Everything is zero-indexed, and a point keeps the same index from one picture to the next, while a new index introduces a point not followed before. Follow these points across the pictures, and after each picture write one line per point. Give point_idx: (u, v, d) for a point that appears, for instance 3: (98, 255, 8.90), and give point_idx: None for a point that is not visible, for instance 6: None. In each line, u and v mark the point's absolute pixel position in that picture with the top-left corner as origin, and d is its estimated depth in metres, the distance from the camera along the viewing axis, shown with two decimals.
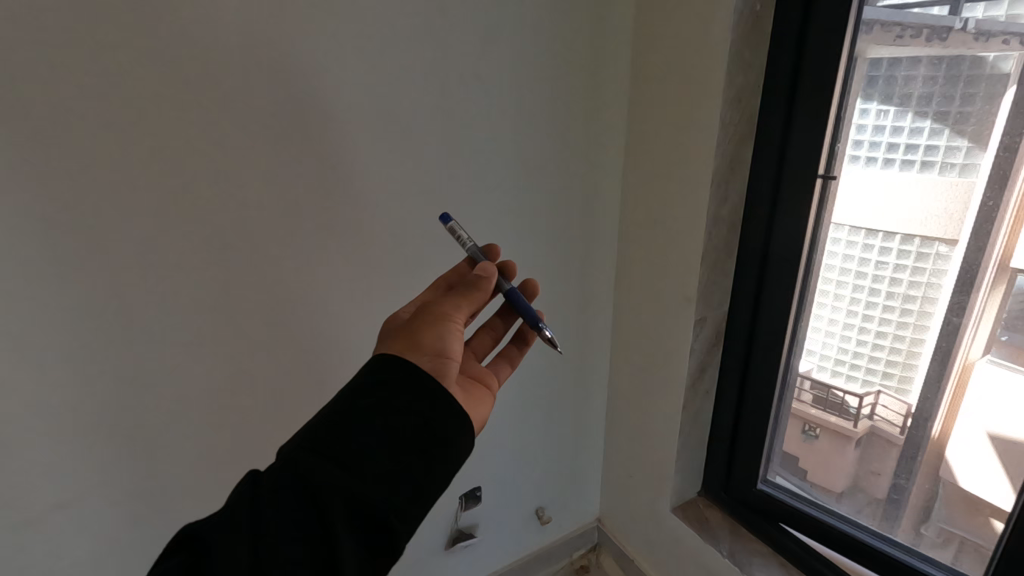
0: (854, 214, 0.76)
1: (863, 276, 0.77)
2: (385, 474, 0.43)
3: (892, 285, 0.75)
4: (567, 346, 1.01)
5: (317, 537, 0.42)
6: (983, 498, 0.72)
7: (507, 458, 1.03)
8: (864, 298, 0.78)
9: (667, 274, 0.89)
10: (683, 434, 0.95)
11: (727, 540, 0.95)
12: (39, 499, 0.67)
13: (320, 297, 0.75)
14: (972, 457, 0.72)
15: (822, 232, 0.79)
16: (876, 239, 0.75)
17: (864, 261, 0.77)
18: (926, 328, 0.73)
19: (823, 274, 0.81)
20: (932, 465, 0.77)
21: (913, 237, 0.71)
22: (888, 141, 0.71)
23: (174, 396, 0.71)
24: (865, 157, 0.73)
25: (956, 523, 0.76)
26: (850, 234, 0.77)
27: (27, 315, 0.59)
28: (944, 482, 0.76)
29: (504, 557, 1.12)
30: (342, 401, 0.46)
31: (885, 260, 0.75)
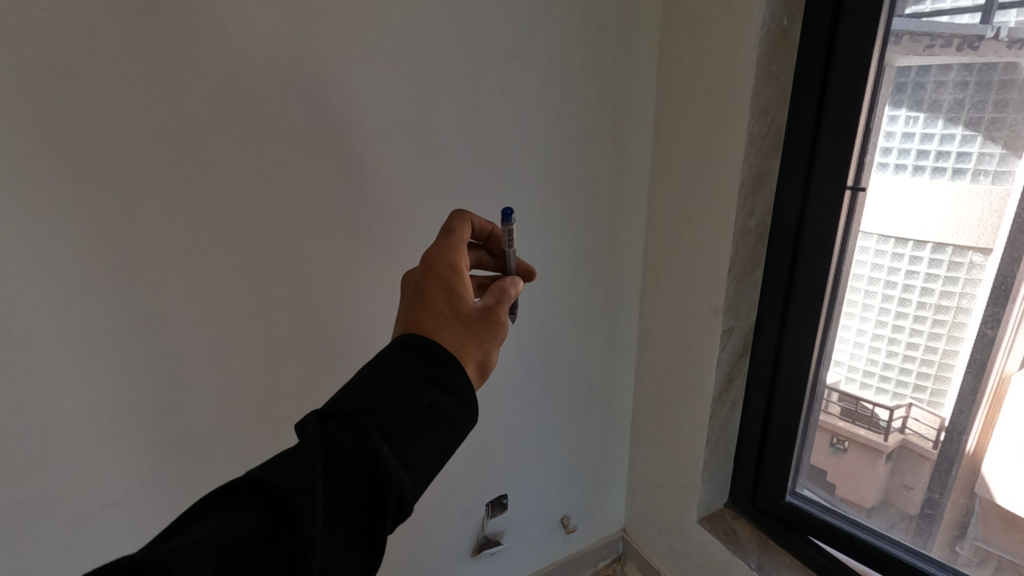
0: (882, 224, 0.76)
1: (893, 285, 0.77)
2: (426, 472, 0.45)
3: (923, 295, 0.74)
4: (593, 355, 1.01)
5: (366, 519, 0.43)
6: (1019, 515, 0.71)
7: (533, 466, 1.03)
8: (894, 308, 0.77)
9: (693, 285, 0.89)
10: (710, 445, 0.95)
11: (755, 552, 0.93)
12: (83, 497, 0.69)
13: (352, 305, 0.78)
14: (1009, 471, 0.71)
15: (850, 242, 0.79)
16: (906, 248, 0.74)
17: (894, 270, 0.76)
18: (959, 340, 0.72)
19: (851, 283, 0.81)
20: (967, 479, 0.76)
21: (944, 247, 0.71)
22: (917, 148, 0.71)
23: (211, 400, 0.73)
24: (894, 164, 0.73)
25: (992, 541, 0.75)
26: (879, 242, 0.77)
27: (75, 325, 0.62)
28: (980, 497, 0.75)
29: (528, 566, 1.12)
30: (404, 392, 0.45)
31: (916, 270, 0.74)
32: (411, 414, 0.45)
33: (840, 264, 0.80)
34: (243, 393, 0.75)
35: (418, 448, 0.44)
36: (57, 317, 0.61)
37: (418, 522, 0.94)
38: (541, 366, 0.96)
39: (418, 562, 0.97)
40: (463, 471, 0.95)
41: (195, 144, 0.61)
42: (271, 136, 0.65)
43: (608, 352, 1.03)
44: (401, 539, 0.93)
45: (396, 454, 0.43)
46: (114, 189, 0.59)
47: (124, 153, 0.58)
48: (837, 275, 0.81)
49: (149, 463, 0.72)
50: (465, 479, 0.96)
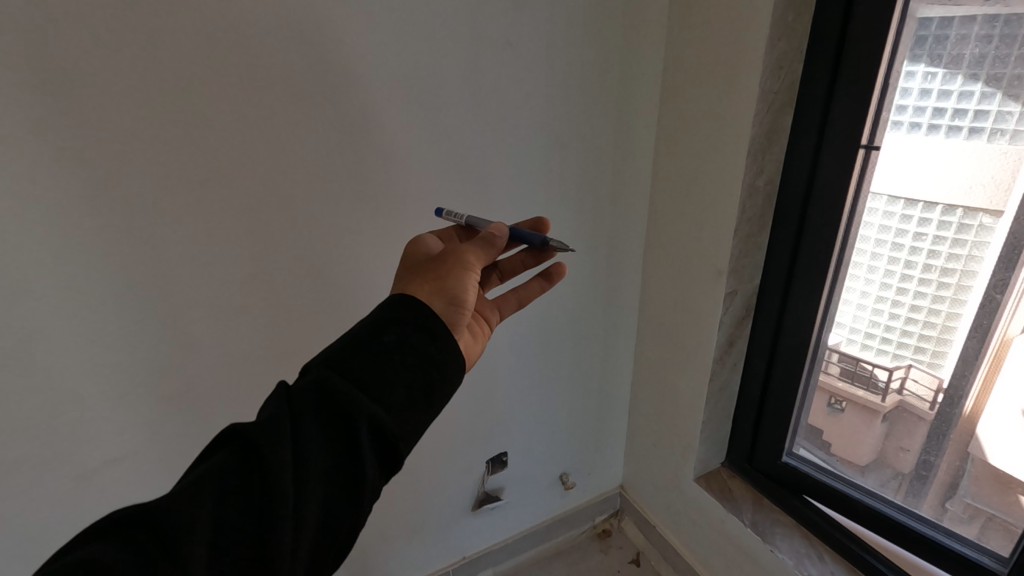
0: (892, 184, 0.74)
1: (900, 248, 0.75)
2: (402, 404, 0.45)
3: (930, 258, 0.73)
4: (593, 316, 1.01)
5: (344, 457, 0.43)
6: (1011, 474, 0.70)
7: (533, 424, 1.05)
8: (899, 270, 0.76)
9: (697, 246, 0.87)
10: (708, 407, 0.95)
11: (750, 510, 0.95)
12: (89, 451, 0.70)
13: (351, 265, 0.77)
14: (1004, 432, 0.70)
15: (860, 203, 0.77)
16: (916, 210, 0.73)
17: (902, 232, 0.75)
18: (963, 303, 0.71)
19: (858, 245, 0.80)
20: (962, 441, 0.75)
21: (955, 208, 0.69)
22: (934, 106, 0.68)
23: (211, 359, 0.73)
24: (908, 123, 0.71)
25: (980, 499, 0.74)
26: (887, 204, 0.75)
27: (69, 285, 0.61)
28: (973, 457, 0.75)
29: (527, 520, 1.15)
30: (362, 333, 0.48)
31: (924, 232, 0.72)
32: (372, 352, 0.46)
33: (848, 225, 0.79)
34: (242, 352, 0.75)
35: (384, 381, 0.45)
36: (48, 274, 0.60)
37: (418, 477, 0.96)
38: (541, 326, 0.96)
39: (419, 515, 0.99)
40: (463, 429, 0.97)
41: (183, 98, 0.58)
42: (263, 90, 0.62)
43: (608, 313, 1.03)
44: (402, 493, 0.95)
45: (362, 391, 0.44)
46: (100, 145, 0.57)
47: (108, 107, 0.56)
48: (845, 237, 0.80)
49: (152, 419, 0.73)
50: (465, 436, 0.97)
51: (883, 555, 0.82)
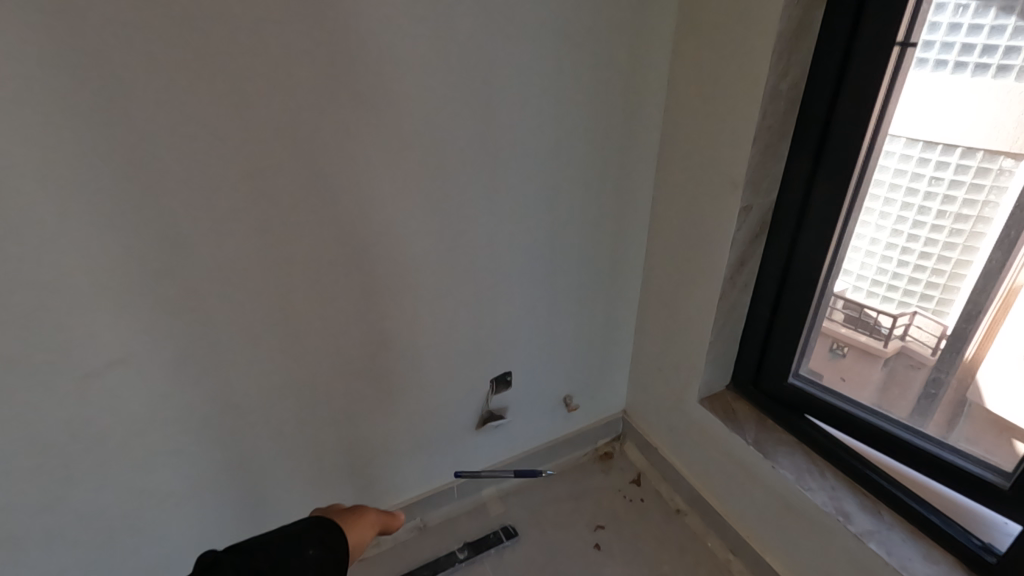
0: (913, 127, 0.73)
1: (914, 193, 0.76)
2: None
3: (944, 204, 0.74)
4: (601, 236, 0.98)
5: None
6: (1006, 418, 0.72)
7: (538, 345, 1.04)
8: (912, 216, 0.77)
9: (714, 159, 0.84)
10: (716, 328, 0.94)
11: (753, 430, 0.95)
12: (84, 363, 0.67)
13: (354, 172, 0.73)
14: (1004, 376, 0.73)
15: (877, 145, 0.75)
16: (934, 153, 0.73)
17: (917, 176, 0.75)
18: (974, 251, 0.72)
19: (871, 191, 0.79)
20: (961, 386, 0.78)
21: (975, 151, 0.69)
22: (962, 41, 0.66)
23: (206, 270, 0.69)
24: (934, 61, 0.69)
25: (978, 443, 0.75)
26: (906, 146, 0.74)
27: (53, 177, 0.58)
28: (970, 400, 0.77)
29: (531, 441, 1.17)
30: None
31: (941, 176, 0.73)
32: None
33: (864, 166, 0.76)
34: (240, 262, 0.71)
35: None
36: (37, 165, 0.57)
37: (422, 393, 0.96)
38: (546, 245, 0.94)
39: (423, 430, 1.00)
40: (467, 348, 0.96)
41: None
42: None
43: (617, 234, 1.00)
44: (406, 408, 0.96)
45: None
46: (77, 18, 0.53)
47: None
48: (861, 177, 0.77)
49: (150, 332, 0.70)
50: (469, 354, 0.97)
51: (885, 471, 0.82)
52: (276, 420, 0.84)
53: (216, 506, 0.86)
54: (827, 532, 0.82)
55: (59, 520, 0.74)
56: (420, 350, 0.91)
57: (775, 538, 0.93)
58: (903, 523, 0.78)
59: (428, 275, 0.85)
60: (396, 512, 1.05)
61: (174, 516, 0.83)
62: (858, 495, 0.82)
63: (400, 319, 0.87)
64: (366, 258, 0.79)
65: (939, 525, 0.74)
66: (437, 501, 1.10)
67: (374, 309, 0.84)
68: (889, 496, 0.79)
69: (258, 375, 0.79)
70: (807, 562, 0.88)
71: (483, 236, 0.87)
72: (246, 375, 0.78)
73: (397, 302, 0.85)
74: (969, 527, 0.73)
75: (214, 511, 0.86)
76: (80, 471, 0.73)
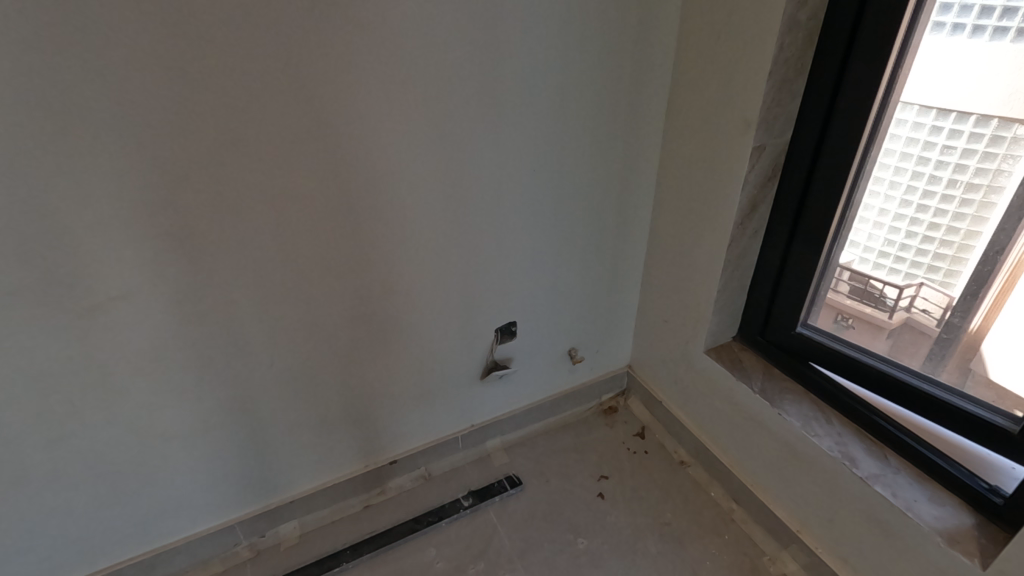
0: (926, 94, 0.72)
1: (925, 162, 0.75)
2: None
3: (955, 173, 0.72)
4: (609, 183, 0.96)
5: None
6: (1009, 390, 0.71)
7: (544, 297, 1.03)
8: (922, 186, 0.76)
9: (728, 98, 0.81)
10: (724, 276, 0.93)
11: (760, 379, 0.95)
12: (86, 297, 0.67)
13: (357, 107, 0.70)
14: (1008, 348, 0.71)
15: (889, 114, 0.74)
16: (947, 121, 0.71)
17: (930, 145, 0.74)
18: (984, 221, 0.71)
19: (881, 161, 0.78)
20: (965, 357, 0.76)
21: (989, 119, 0.67)
22: (982, 4, 0.64)
23: (204, 206, 0.68)
24: (951, 24, 0.67)
25: (969, 400, 0.73)
26: (918, 115, 0.73)
27: (47, 99, 0.56)
28: (975, 373, 0.75)
29: (535, 394, 1.18)
30: None
31: (953, 144, 0.71)
32: None
33: (874, 130, 0.75)
34: (239, 197, 0.69)
35: None
36: (26, 83, 0.55)
37: (427, 341, 0.95)
38: (553, 191, 0.91)
39: (428, 379, 1.00)
40: (471, 296, 0.95)
41: None
42: None
43: (625, 181, 0.98)
44: (411, 355, 0.95)
45: None
46: None
47: None
48: (870, 141, 0.76)
49: (152, 269, 0.69)
50: (474, 301, 0.96)
51: (890, 417, 0.81)
52: (281, 363, 0.84)
53: (223, 447, 0.87)
54: (829, 475, 0.82)
55: (68, 452, 0.75)
56: (424, 297, 0.90)
57: (777, 484, 0.94)
58: (910, 467, 0.77)
59: (433, 218, 0.83)
60: (402, 459, 1.07)
61: (181, 455, 0.84)
62: (865, 440, 0.82)
63: (404, 263, 0.85)
64: (369, 200, 0.77)
65: (945, 468, 0.73)
66: (441, 450, 1.11)
67: (377, 253, 0.82)
68: (896, 441, 0.79)
69: (263, 316, 0.79)
70: (804, 504, 0.89)
71: (489, 181, 0.85)
72: (252, 316, 0.78)
73: (402, 246, 0.83)
74: (975, 471, 0.72)
75: (221, 451, 0.87)
76: (86, 405, 0.73)
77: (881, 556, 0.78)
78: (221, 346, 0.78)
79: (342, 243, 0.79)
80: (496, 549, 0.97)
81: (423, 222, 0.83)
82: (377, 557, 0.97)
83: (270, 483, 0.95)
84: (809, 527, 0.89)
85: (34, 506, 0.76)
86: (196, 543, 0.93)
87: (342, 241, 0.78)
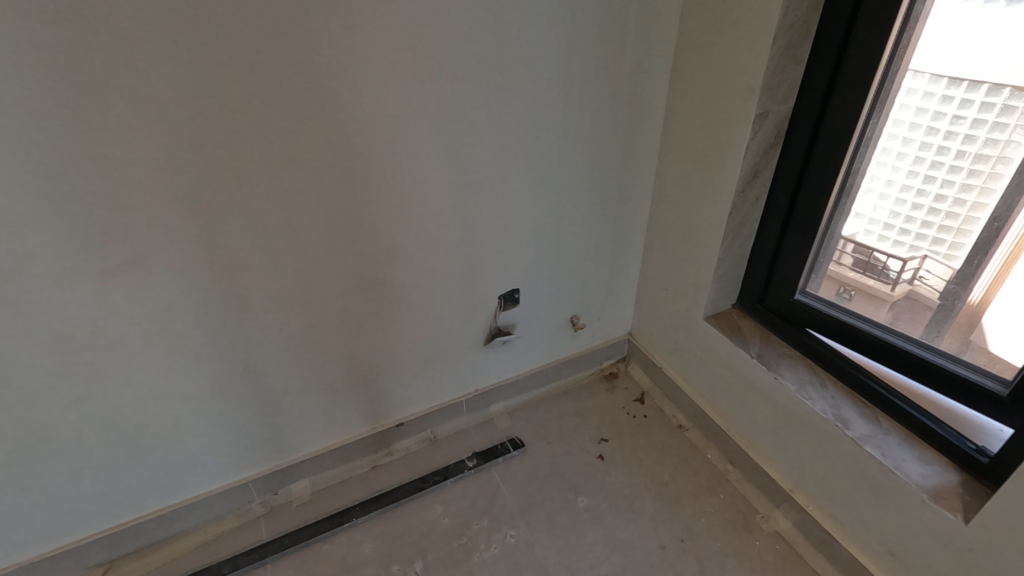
0: (938, 63, 0.72)
1: (934, 132, 0.75)
2: None
3: (964, 144, 0.72)
4: (612, 150, 0.96)
5: None
6: (1003, 358, 0.72)
7: (546, 264, 1.04)
8: (930, 157, 0.76)
9: (732, 64, 0.81)
10: (725, 243, 0.94)
11: (758, 345, 0.97)
12: (100, 261, 0.69)
13: (360, 74, 0.70)
14: (1009, 319, 0.72)
15: (897, 82, 0.75)
16: (959, 90, 0.71)
17: (939, 115, 0.74)
18: (991, 192, 0.71)
19: (889, 130, 0.78)
20: (965, 329, 0.77)
21: (1001, 88, 0.67)
22: None
23: (210, 172, 0.69)
24: None
25: (965, 366, 0.74)
26: (929, 83, 0.73)
27: (54, 64, 0.57)
28: (974, 345, 0.76)
29: (537, 359, 1.20)
30: None
31: (963, 114, 0.71)
32: None
33: (879, 99, 0.76)
34: (246, 163, 0.70)
35: None
36: (35, 45, 0.55)
37: (431, 307, 0.97)
38: (557, 158, 0.92)
39: (432, 344, 1.03)
40: (475, 263, 0.96)
41: None
42: None
43: (628, 148, 0.98)
44: (415, 321, 0.97)
45: None
46: None
47: None
48: (873, 112, 0.77)
49: (162, 235, 0.70)
50: (476, 266, 0.97)
51: (884, 381, 0.83)
52: (290, 327, 0.86)
53: (236, 408, 0.90)
54: (821, 436, 0.85)
55: (88, 411, 0.78)
56: (429, 263, 0.92)
57: (771, 445, 0.97)
58: (900, 429, 0.80)
59: (437, 186, 0.84)
60: (408, 421, 1.10)
61: (196, 415, 0.87)
62: (858, 404, 0.84)
63: (408, 230, 0.86)
64: (374, 168, 0.78)
65: (934, 429, 0.76)
66: (446, 413, 1.14)
67: (382, 219, 0.83)
68: (888, 404, 0.81)
69: (272, 281, 0.81)
70: (796, 464, 0.92)
71: (492, 148, 0.85)
72: (260, 281, 0.80)
73: (406, 212, 0.84)
74: (963, 433, 0.74)
75: (233, 412, 0.90)
76: (104, 366, 0.76)
77: (868, 512, 0.81)
78: (230, 310, 0.80)
79: (348, 210, 0.80)
80: (499, 507, 1.01)
81: (427, 189, 0.84)
82: (386, 513, 1.01)
83: (281, 443, 0.99)
84: (801, 486, 0.93)
85: (58, 462, 0.80)
86: (213, 500, 0.97)
87: (348, 207, 0.80)
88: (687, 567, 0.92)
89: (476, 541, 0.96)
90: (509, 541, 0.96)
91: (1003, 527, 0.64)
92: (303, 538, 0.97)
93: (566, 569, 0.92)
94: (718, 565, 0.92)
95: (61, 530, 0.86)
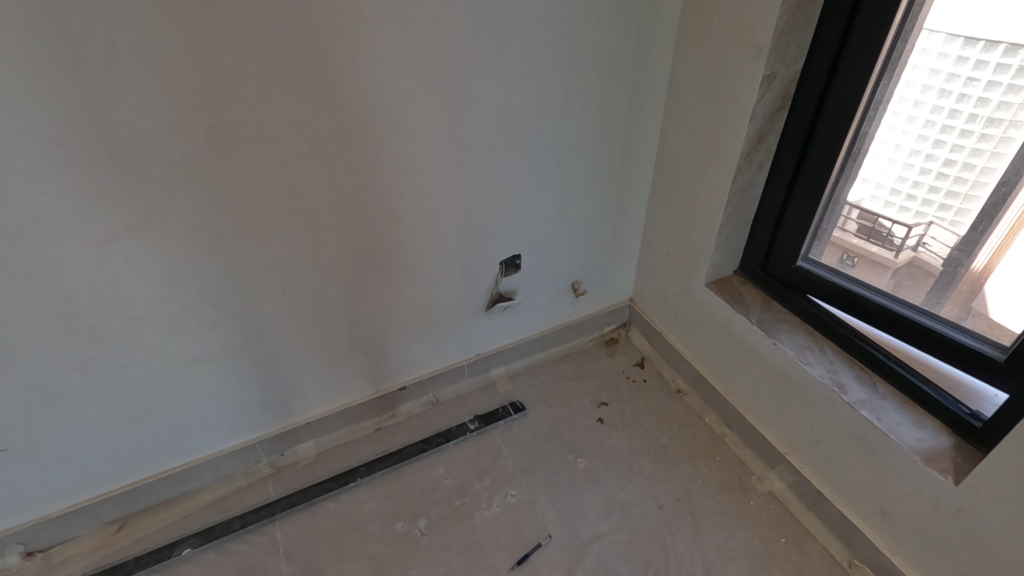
0: (954, 22, 0.69)
1: (947, 95, 0.72)
2: None
3: (977, 106, 0.70)
4: (615, 114, 0.94)
5: None
6: (1004, 325, 0.71)
7: (547, 230, 1.04)
8: (941, 120, 0.74)
9: (742, 23, 0.78)
10: (728, 209, 0.93)
11: (758, 311, 0.97)
12: (99, 226, 0.68)
13: (357, 36, 0.68)
14: (1009, 288, 0.71)
15: (910, 43, 0.73)
16: (975, 50, 0.68)
17: (953, 77, 0.71)
18: (1001, 157, 0.69)
19: (900, 92, 0.77)
20: (966, 296, 0.77)
21: (1018, 49, 0.65)
22: None
23: (208, 137, 0.68)
24: None
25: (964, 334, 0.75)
26: (945, 43, 0.71)
27: (39, 23, 0.54)
28: (975, 312, 0.76)
29: (538, 324, 1.21)
30: None
31: (978, 76, 0.69)
32: None
33: (891, 59, 0.74)
34: (243, 126, 0.69)
35: None
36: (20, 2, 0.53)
37: (432, 272, 0.98)
38: (559, 122, 0.90)
39: (433, 310, 1.03)
40: (476, 229, 0.96)
41: None
42: None
43: (632, 111, 0.96)
44: (416, 286, 0.98)
45: None
46: None
47: None
48: (885, 73, 0.75)
49: (162, 199, 0.70)
50: (477, 232, 0.96)
51: (883, 347, 0.83)
52: (292, 293, 0.87)
53: (241, 372, 0.91)
54: (818, 400, 0.86)
55: (96, 374, 0.80)
56: (429, 229, 0.92)
57: (768, 409, 0.98)
58: (896, 394, 0.81)
59: (437, 151, 0.83)
60: (410, 385, 1.12)
61: (204, 378, 0.89)
62: (856, 369, 0.85)
63: (409, 196, 0.86)
64: (373, 133, 0.77)
65: (929, 394, 0.77)
66: (448, 377, 1.16)
67: (382, 185, 0.83)
68: (886, 370, 0.82)
69: (273, 247, 0.81)
70: (792, 426, 0.94)
71: (493, 112, 0.83)
72: (261, 247, 0.80)
73: (406, 178, 0.84)
74: (958, 397, 0.75)
75: (239, 375, 0.92)
76: (110, 329, 0.77)
77: (861, 474, 0.83)
78: (232, 276, 0.80)
79: (347, 176, 0.79)
80: (500, 468, 1.04)
81: (427, 153, 0.83)
82: (389, 473, 1.04)
83: (287, 405, 1.00)
84: (796, 448, 0.95)
85: (69, 423, 0.82)
86: (222, 460, 0.99)
87: (348, 174, 0.79)
88: (682, 525, 0.95)
89: (478, 499, 0.99)
90: (510, 500, 0.99)
91: (992, 489, 0.66)
92: (310, 496, 1.00)
93: (565, 526, 0.95)
94: (712, 523, 0.95)
95: (75, 487, 0.89)
